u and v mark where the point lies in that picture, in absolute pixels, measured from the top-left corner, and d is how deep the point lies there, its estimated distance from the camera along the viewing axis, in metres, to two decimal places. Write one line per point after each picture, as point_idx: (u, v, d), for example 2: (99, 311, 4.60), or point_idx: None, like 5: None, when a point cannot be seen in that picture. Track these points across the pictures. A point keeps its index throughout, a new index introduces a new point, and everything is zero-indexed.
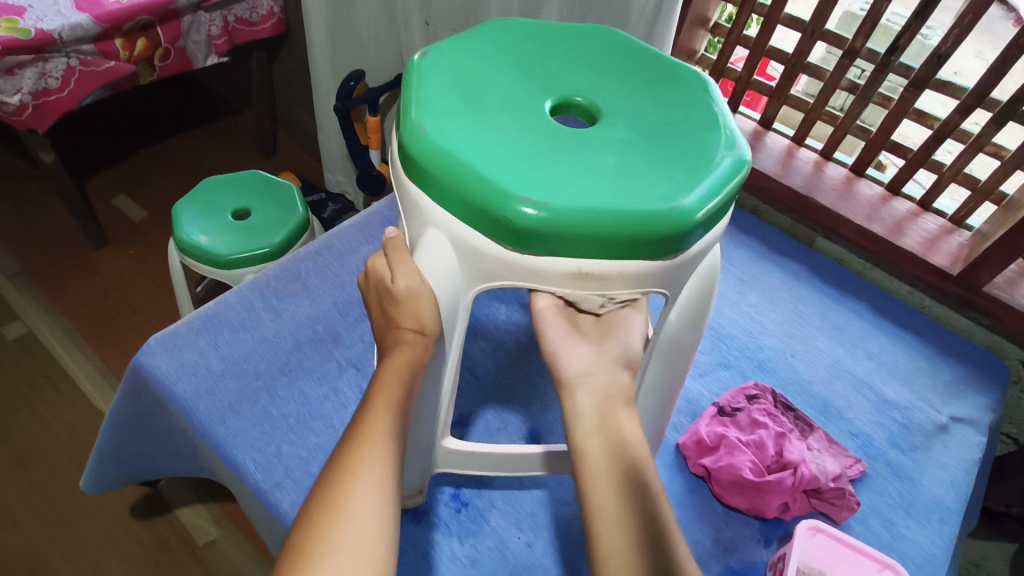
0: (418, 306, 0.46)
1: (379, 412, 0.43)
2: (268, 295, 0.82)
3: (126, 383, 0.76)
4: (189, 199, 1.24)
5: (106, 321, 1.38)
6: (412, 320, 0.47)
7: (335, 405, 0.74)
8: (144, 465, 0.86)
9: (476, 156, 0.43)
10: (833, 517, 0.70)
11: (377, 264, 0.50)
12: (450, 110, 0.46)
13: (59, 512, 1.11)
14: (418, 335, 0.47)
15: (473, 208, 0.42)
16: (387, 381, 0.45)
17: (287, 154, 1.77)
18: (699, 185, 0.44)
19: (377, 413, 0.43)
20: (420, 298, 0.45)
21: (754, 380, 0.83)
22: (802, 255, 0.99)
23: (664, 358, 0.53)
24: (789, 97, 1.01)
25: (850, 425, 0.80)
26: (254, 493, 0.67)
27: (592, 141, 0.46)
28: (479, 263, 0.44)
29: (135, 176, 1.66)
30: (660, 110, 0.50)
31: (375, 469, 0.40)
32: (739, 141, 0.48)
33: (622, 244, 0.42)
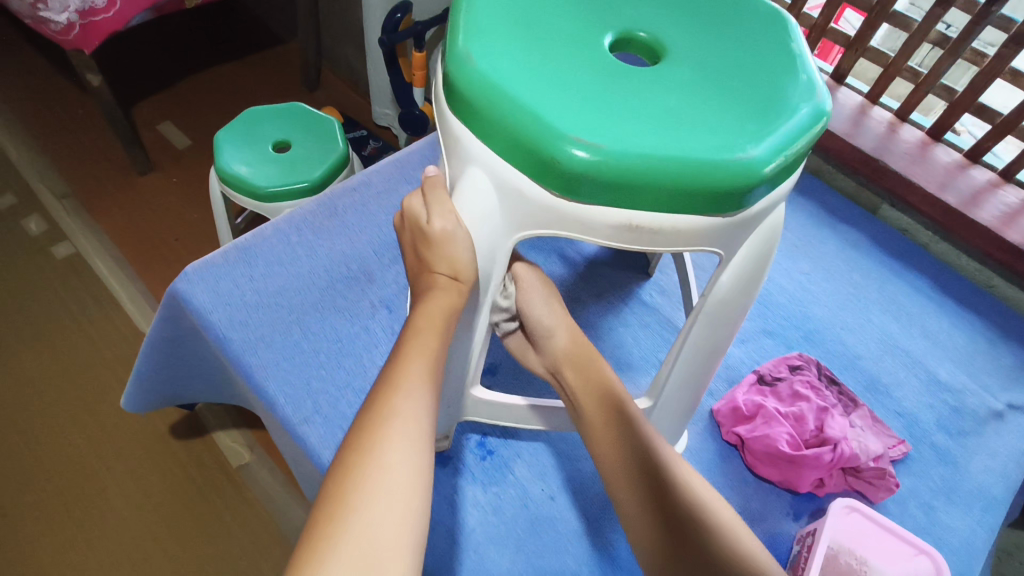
0: (453, 251, 0.43)
1: (414, 356, 0.41)
2: (305, 230, 0.81)
3: (164, 308, 0.76)
4: (231, 128, 1.23)
5: (149, 246, 1.41)
6: (448, 265, 0.44)
7: (366, 345, 0.74)
8: (181, 388, 0.89)
9: (525, 91, 0.39)
10: (868, 496, 0.68)
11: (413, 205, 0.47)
12: (500, 40, 0.42)
13: (104, 426, 1.16)
14: (452, 281, 0.44)
15: (520, 147, 0.39)
16: (422, 327, 0.43)
17: (330, 88, 1.74)
18: (770, 136, 0.40)
19: (411, 358, 0.41)
20: (455, 242, 0.43)
21: (799, 350, 0.79)
22: (861, 222, 0.93)
23: (710, 323, 0.49)
24: (868, 49, 0.93)
25: (897, 405, 0.76)
26: (284, 425, 0.67)
27: (655, 81, 0.42)
28: (522, 209, 0.41)
29: (180, 102, 1.66)
30: (731, 50, 0.46)
31: (409, 417, 0.38)
32: (819, 88, 0.43)
33: (678, 195, 0.38)
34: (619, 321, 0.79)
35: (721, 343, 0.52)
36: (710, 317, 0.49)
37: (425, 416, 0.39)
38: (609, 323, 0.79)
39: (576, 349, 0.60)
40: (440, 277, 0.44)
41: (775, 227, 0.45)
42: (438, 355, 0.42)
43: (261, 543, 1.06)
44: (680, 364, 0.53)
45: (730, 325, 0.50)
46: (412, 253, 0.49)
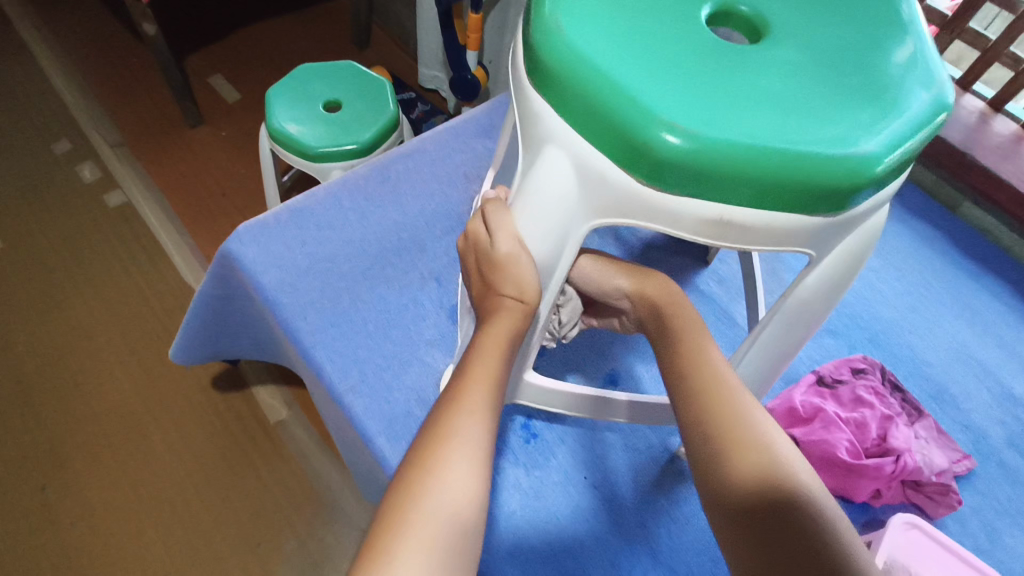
0: (520, 273, 0.42)
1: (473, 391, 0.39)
2: (356, 195, 0.80)
3: (214, 266, 0.76)
4: (283, 85, 1.21)
5: (197, 199, 1.42)
6: (514, 287, 0.42)
7: (415, 317, 0.73)
8: (227, 344, 0.90)
9: (615, 67, 0.36)
10: (926, 511, 0.64)
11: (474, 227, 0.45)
12: (590, 9, 0.39)
13: (150, 373, 1.19)
14: (517, 302, 0.42)
15: (606, 128, 0.36)
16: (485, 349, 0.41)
17: (380, 47, 1.71)
18: (885, 129, 0.36)
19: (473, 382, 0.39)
20: (521, 265, 0.42)
21: (862, 352, 0.75)
22: (937, 220, 0.87)
23: (786, 325, 0.46)
24: (965, 30, 0.86)
25: (964, 417, 0.72)
26: (329, 392, 0.67)
27: (758, 61, 0.38)
28: (601, 195, 0.38)
29: (231, 55, 1.65)
30: (842, 30, 0.41)
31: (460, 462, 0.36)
32: (940, 78, 0.39)
33: (778, 192, 0.35)
34: None
35: (794, 346, 0.49)
36: (789, 318, 0.46)
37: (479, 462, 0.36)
38: None
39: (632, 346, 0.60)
40: (505, 299, 0.43)
41: (872, 229, 0.42)
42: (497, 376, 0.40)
43: (294, 497, 1.09)
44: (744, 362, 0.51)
45: (809, 327, 0.47)
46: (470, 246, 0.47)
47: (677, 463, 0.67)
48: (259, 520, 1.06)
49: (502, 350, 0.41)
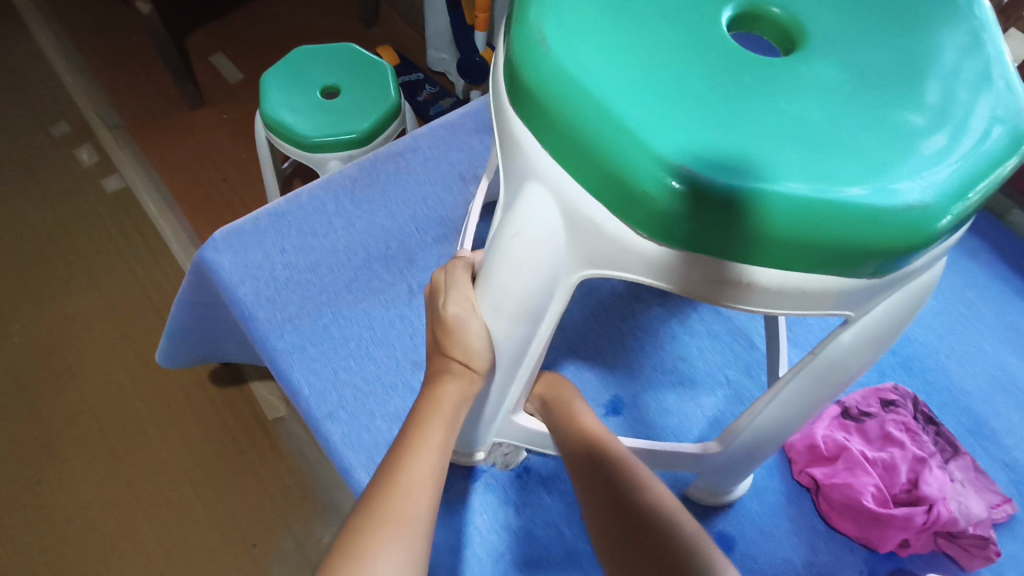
0: (467, 338, 0.40)
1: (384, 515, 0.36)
2: (343, 198, 0.74)
3: (189, 274, 0.71)
4: (278, 68, 1.15)
5: (196, 184, 1.37)
6: (461, 350, 0.41)
7: (402, 334, 0.67)
8: (214, 349, 0.85)
9: (613, 90, 0.30)
10: (959, 563, 0.58)
11: (439, 284, 0.44)
12: (585, 17, 0.32)
13: (147, 367, 1.16)
14: (465, 367, 0.42)
15: (600, 166, 0.29)
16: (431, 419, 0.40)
17: (387, 24, 1.63)
18: (948, 172, 0.29)
19: (414, 455, 0.39)
20: (469, 328, 0.40)
21: (893, 380, 0.68)
22: (984, 229, 0.79)
23: (812, 382, 0.40)
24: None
25: (1006, 454, 0.65)
26: (307, 418, 0.62)
27: (790, 80, 0.31)
28: (593, 243, 0.32)
29: (233, 33, 1.59)
30: (894, 39, 0.34)
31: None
32: (1016, 101, 0.32)
33: (810, 250, 0.28)
34: (685, 328, 0.70)
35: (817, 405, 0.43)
36: (816, 375, 0.40)
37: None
38: (672, 330, 0.69)
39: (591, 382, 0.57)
40: (454, 362, 0.42)
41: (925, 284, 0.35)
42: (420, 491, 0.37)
43: (292, 498, 1.05)
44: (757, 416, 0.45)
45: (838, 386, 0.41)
46: (440, 288, 0.44)
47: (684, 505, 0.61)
48: (255, 521, 1.03)
49: (447, 420, 0.41)
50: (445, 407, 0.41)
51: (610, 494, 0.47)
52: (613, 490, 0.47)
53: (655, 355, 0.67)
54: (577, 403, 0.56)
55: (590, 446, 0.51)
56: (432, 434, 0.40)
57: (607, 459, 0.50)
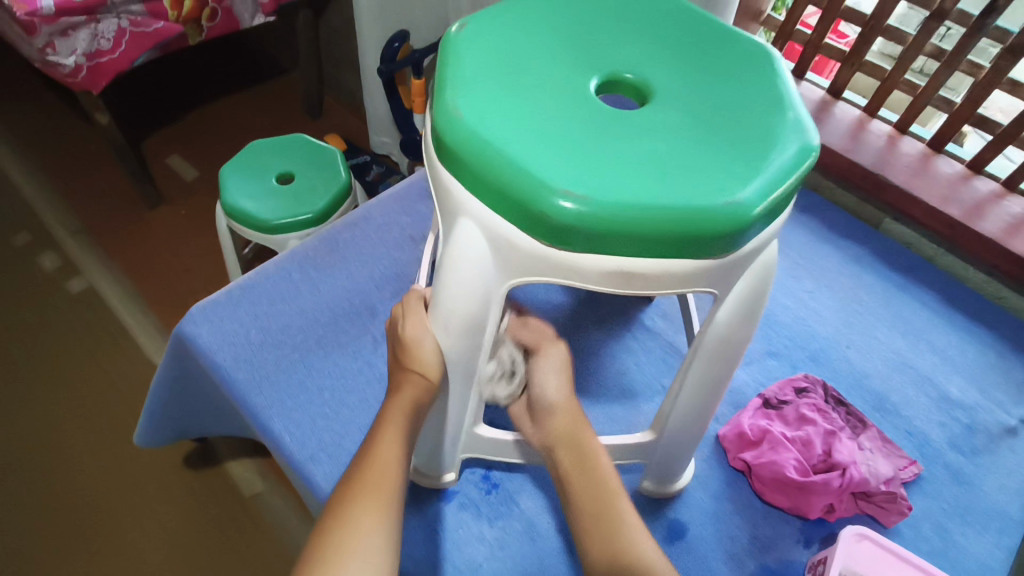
0: (426, 355, 0.49)
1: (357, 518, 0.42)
2: (306, 266, 0.82)
3: (169, 349, 0.77)
4: (234, 162, 1.25)
5: (160, 278, 1.43)
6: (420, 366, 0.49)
7: (370, 380, 0.74)
8: (191, 424, 0.89)
9: (511, 143, 0.39)
10: (880, 520, 0.67)
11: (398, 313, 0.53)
12: (487, 89, 0.42)
13: (119, 458, 1.17)
14: (421, 377, 0.50)
15: (508, 198, 0.39)
16: (392, 419, 0.48)
17: (333, 116, 1.78)
18: (758, 177, 0.39)
19: (382, 447, 0.47)
20: (425, 345, 0.48)
21: (805, 371, 0.79)
22: (865, 237, 0.93)
23: (710, 359, 0.49)
24: (864, 63, 0.93)
25: (907, 424, 0.76)
26: (290, 464, 0.68)
27: (642, 125, 0.42)
28: (513, 258, 0.41)
29: (188, 135, 1.69)
30: (721, 86, 0.45)
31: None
32: (807, 124, 0.43)
33: (668, 243, 0.38)
34: (622, 347, 0.79)
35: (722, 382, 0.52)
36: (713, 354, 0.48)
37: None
38: (611, 350, 0.78)
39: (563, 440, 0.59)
40: (414, 376, 0.50)
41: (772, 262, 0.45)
42: (389, 496, 0.44)
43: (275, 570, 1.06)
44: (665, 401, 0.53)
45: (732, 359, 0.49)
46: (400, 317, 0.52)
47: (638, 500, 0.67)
48: None
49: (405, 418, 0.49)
50: (403, 409, 0.49)
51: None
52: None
53: (599, 373, 0.76)
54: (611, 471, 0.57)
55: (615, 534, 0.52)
56: (392, 434, 0.48)
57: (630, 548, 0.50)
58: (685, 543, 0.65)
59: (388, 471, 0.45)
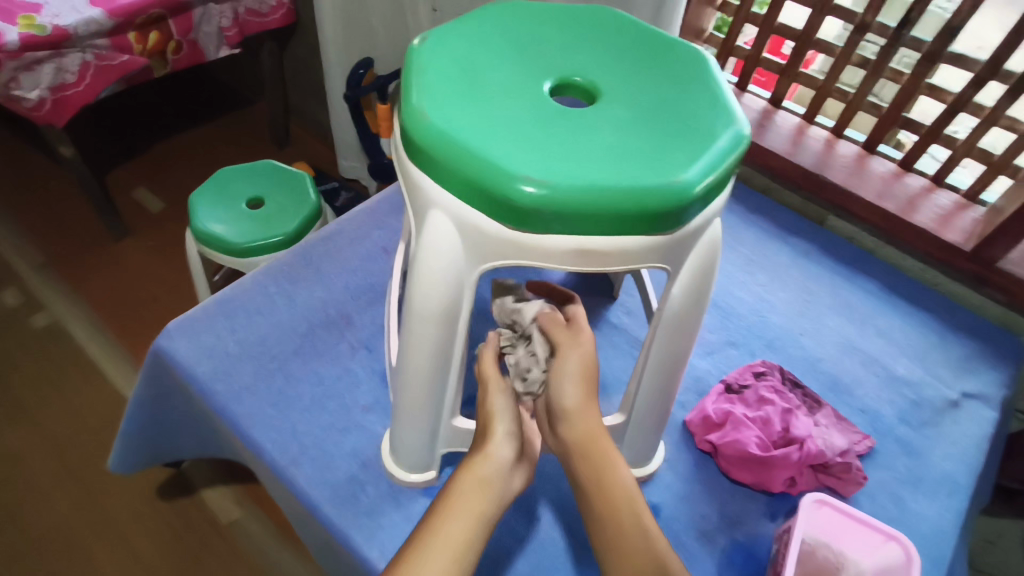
0: None
1: (440, 544, 0.50)
2: (282, 280, 0.84)
3: (147, 366, 0.78)
4: (204, 189, 1.27)
5: (129, 310, 1.42)
6: None
7: (348, 385, 0.76)
8: (168, 445, 0.89)
9: (476, 138, 0.43)
10: (838, 490, 0.71)
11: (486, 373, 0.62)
12: (451, 93, 0.46)
13: (90, 493, 1.15)
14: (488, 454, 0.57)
15: (475, 187, 0.42)
16: (464, 486, 0.55)
17: (300, 145, 1.81)
18: (698, 161, 0.44)
19: (455, 501, 0.54)
20: None
21: (762, 358, 0.83)
22: (811, 234, 0.99)
23: (668, 336, 0.53)
24: (799, 74, 1.00)
25: (860, 402, 0.81)
26: (271, 470, 0.69)
27: (593, 120, 0.46)
28: (482, 243, 0.45)
29: (154, 167, 1.70)
30: (662, 85, 0.50)
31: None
32: (738, 115, 0.48)
33: (622, 221, 0.43)
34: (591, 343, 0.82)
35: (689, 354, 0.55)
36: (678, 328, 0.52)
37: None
38: None
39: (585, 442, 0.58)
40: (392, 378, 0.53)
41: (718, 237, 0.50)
42: (477, 523, 0.52)
43: None
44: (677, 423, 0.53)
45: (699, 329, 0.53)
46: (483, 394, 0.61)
47: None
48: None
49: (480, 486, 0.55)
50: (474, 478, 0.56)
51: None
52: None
53: None
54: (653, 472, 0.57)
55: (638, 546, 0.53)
56: (464, 496, 0.54)
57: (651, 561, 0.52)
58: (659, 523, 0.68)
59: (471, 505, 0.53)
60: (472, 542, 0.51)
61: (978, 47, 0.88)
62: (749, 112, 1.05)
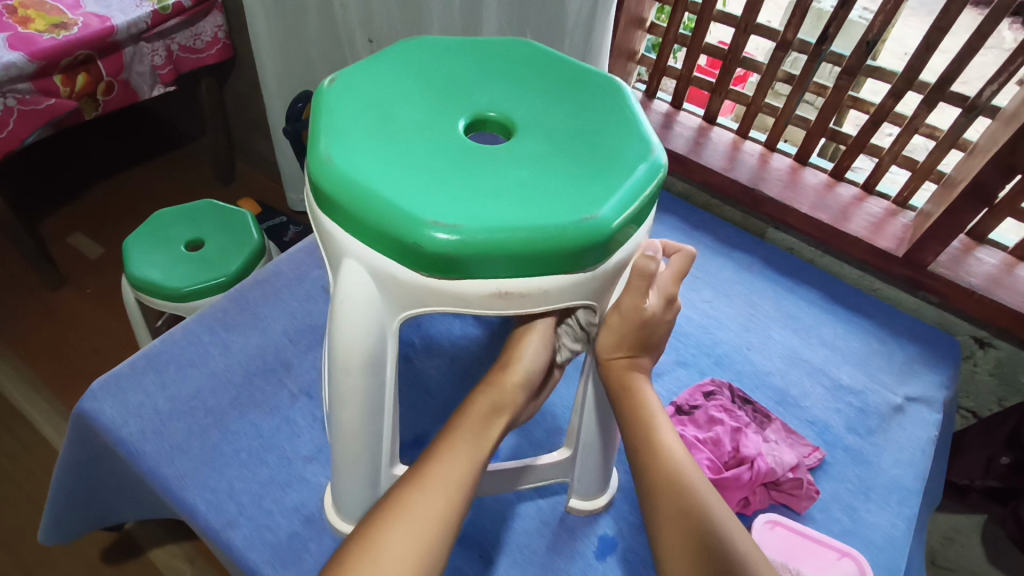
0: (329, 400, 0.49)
1: (449, 462, 0.50)
2: (216, 328, 0.81)
3: (71, 431, 0.73)
4: (140, 234, 1.22)
5: (67, 363, 1.35)
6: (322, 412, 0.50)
7: (289, 435, 0.73)
8: (104, 510, 0.84)
9: (385, 184, 0.42)
10: (793, 507, 0.71)
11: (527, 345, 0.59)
12: (360, 138, 0.45)
13: (26, 566, 1.07)
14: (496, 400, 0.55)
15: (386, 236, 0.41)
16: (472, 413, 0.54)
17: (245, 180, 1.77)
18: (613, 194, 0.44)
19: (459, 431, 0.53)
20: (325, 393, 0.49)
21: (711, 376, 0.83)
22: (753, 247, 1.01)
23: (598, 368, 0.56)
24: (729, 92, 1.02)
25: (808, 414, 0.81)
26: (207, 533, 0.65)
27: (508, 157, 0.46)
28: (399, 292, 0.44)
29: (91, 212, 1.63)
30: (577, 117, 0.50)
31: (427, 530, 0.47)
32: (654, 144, 0.48)
33: (539, 261, 0.42)
34: None
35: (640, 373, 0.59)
36: (604, 343, 0.55)
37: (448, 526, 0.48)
38: None
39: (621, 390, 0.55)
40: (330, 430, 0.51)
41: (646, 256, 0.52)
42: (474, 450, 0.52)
43: None
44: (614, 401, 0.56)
45: (638, 349, 0.57)
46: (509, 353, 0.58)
47: (567, 519, 0.69)
48: None
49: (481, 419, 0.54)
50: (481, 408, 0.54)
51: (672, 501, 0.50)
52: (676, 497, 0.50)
53: None
54: (664, 428, 0.54)
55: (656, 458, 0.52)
56: (467, 428, 0.53)
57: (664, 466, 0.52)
58: (616, 557, 0.66)
59: (484, 424, 0.53)
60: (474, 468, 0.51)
61: (903, 53, 0.95)
62: (686, 130, 1.06)
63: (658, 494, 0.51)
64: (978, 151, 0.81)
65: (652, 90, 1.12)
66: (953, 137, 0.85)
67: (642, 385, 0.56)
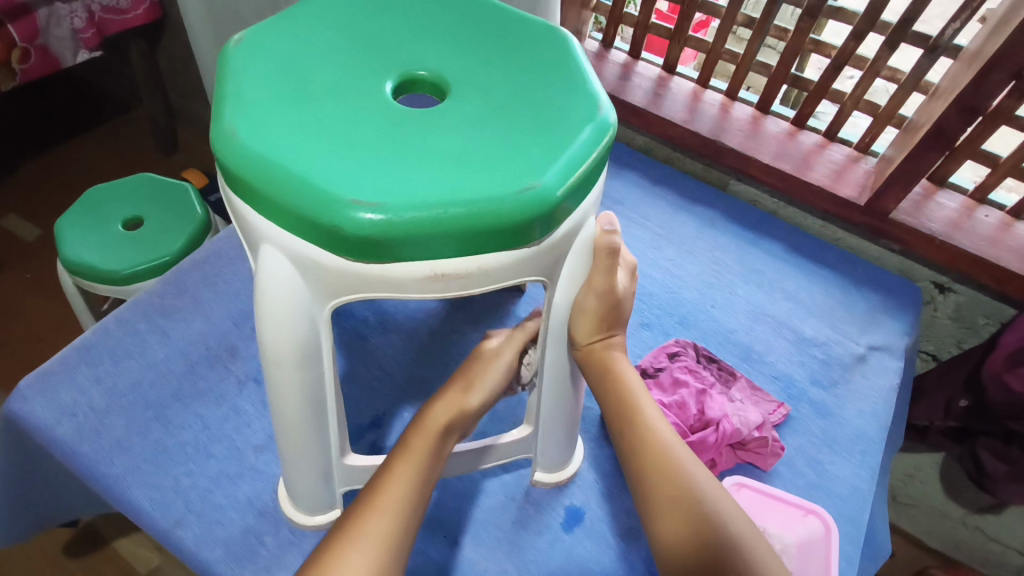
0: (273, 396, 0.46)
1: (399, 488, 0.49)
2: (153, 315, 0.76)
3: (3, 433, 0.69)
4: (72, 214, 1.14)
5: (11, 353, 1.28)
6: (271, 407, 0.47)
7: (238, 425, 0.69)
8: (54, 509, 0.79)
9: (301, 160, 0.37)
10: (758, 465, 0.71)
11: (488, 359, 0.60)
12: (270, 107, 0.40)
13: None
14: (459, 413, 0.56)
15: (303, 219, 0.37)
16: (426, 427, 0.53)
17: (189, 149, 1.66)
18: (556, 160, 0.40)
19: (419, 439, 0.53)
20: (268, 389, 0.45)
21: (676, 336, 0.82)
22: (716, 201, 0.98)
23: (557, 345, 0.53)
24: (688, 38, 0.97)
25: (772, 369, 0.81)
26: (154, 533, 0.62)
27: (438, 122, 0.41)
28: (325, 279, 0.40)
29: (23, 191, 1.52)
30: (516, 73, 0.45)
31: (383, 556, 0.46)
32: (601, 101, 0.44)
33: (477, 237, 0.38)
34: None
35: (614, 352, 0.59)
36: (584, 330, 0.55)
37: (402, 546, 0.47)
38: None
39: (597, 366, 0.57)
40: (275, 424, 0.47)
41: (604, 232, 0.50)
42: (429, 463, 0.52)
43: None
44: (597, 388, 0.58)
45: (612, 328, 0.57)
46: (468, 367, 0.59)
47: (533, 492, 0.67)
48: None
49: (432, 436, 0.53)
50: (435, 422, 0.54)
51: (657, 469, 0.53)
52: (659, 467, 0.53)
53: None
54: (645, 405, 0.57)
55: (641, 435, 0.55)
56: (416, 445, 0.52)
57: (647, 440, 0.55)
58: (584, 527, 0.65)
59: (442, 435, 0.54)
60: (427, 483, 0.51)
61: None
62: (644, 81, 1.02)
63: (644, 466, 0.53)
64: (939, 94, 0.79)
65: (609, 40, 1.06)
66: (915, 79, 0.83)
67: (624, 369, 0.59)
